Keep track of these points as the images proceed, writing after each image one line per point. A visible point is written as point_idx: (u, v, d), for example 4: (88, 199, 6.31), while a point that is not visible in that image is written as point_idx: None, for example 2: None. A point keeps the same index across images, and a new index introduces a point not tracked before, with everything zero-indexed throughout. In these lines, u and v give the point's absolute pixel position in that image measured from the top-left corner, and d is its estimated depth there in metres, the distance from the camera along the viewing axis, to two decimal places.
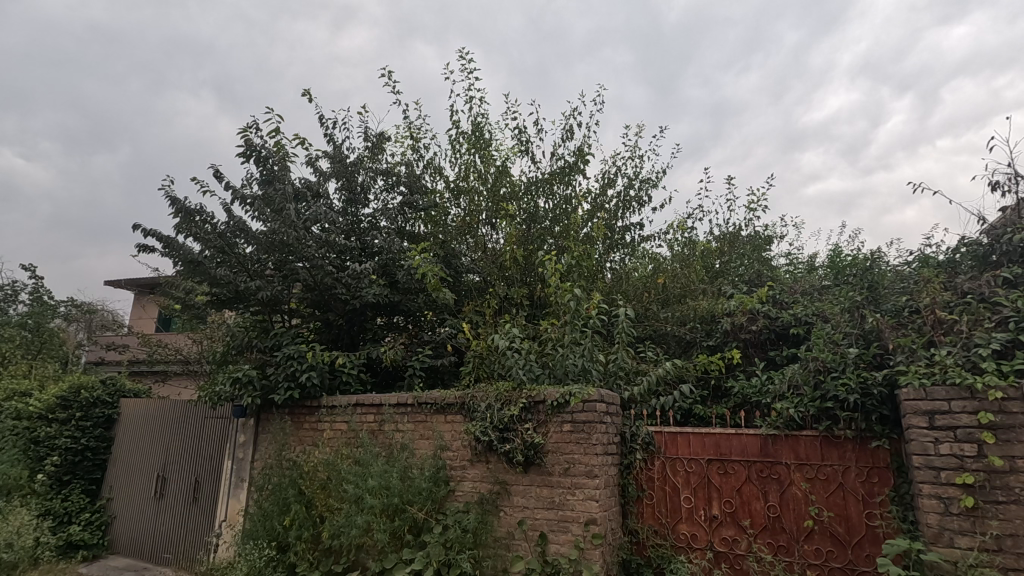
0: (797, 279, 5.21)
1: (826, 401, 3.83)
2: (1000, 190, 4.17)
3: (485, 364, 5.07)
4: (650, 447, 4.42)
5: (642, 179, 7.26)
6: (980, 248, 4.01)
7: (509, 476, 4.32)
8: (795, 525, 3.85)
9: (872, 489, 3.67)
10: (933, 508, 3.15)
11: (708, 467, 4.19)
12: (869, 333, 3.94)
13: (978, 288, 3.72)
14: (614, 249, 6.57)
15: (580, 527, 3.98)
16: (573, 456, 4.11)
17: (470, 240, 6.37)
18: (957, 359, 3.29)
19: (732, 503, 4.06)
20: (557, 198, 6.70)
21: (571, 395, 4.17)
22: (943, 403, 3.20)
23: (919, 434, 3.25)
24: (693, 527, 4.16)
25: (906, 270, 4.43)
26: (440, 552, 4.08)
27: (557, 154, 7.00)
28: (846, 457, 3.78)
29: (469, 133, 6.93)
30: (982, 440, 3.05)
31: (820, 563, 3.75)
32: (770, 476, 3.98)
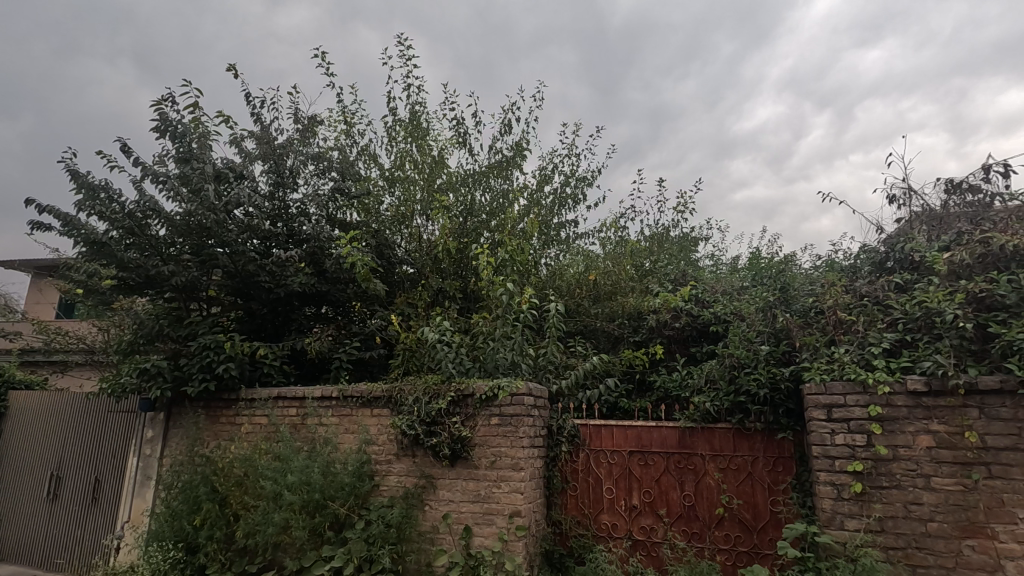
0: (718, 279, 5.46)
1: (739, 395, 4.05)
2: (896, 203, 4.56)
3: (415, 358, 5.00)
4: (575, 440, 4.51)
5: (578, 178, 7.38)
6: (878, 256, 4.38)
7: (435, 470, 4.29)
8: (707, 513, 4.05)
9: (777, 478, 3.92)
10: (827, 494, 3.39)
11: (630, 460, 4.33)
12: (779, 332, 4.17)
13: (873, 292, 4.04)
14: (550, 245, 6.63)
15: (504, 520, 4.02)
16: (499, 450, 4.14)
17: (405, 231, 6.26)
18: (853, 357, 3.58)
19: (651, 494, 4.22)
20: (494, 193, 6.69)
21: (499, 388, 4.19)
22: (839, 397, 3.46)
23: (818, 426, 3.48)
24: (613, 518, 4.30)
25: (814, 274, 4.77)
26: (361, 549, 3.98)
27: (495, 148, 6.99)
28: (755, 448, 4.02)
29: (406, 121, 6.79)
30: (871, 431, 3.33)
31: (728, 548, 3.96)
32: (686, 467, 4.17)
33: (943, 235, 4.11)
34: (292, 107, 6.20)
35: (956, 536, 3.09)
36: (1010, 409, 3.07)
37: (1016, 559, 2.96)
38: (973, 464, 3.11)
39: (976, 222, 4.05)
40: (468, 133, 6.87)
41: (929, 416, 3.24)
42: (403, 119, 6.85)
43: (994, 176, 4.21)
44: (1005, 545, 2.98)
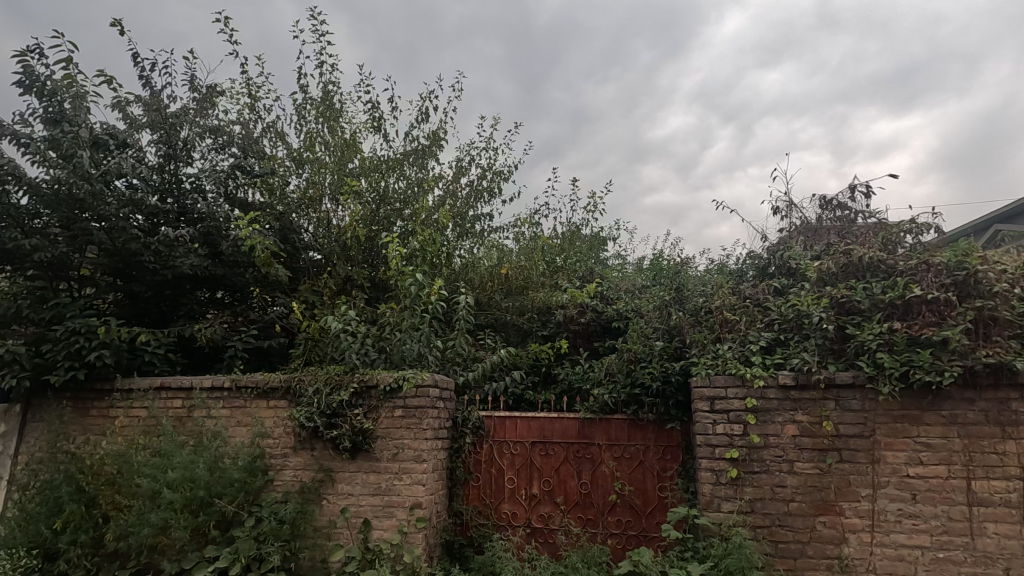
0: (622, 279, 5.65)
1: (634, 387, 4.30)
2: (779, 214, 5.00)
3: (317, 348, 4.81)
4: (480, 431, 4.55)
5: (495, 172, 7.42)
6: (760, 262, 4.80)
7: (335, 463, 4.16)
8: (601, 500, 4.25)
9: (665, 465, 4.19)
10: (707, 479, 3.68)
11: (531, 450, 4.44)
12: (672, 328, 4.48)
13: (755, 295, 4.39)
14: (464, 237, 6.61)
15: (405, 512, 3.99)
16: (402, 442, 4.08)
17: (312, 215, 5.98)
18: (734, 353, 3.89)
19: (550, 482, 4.36)
20: (410, 182, 6.57)
21: (404, 379, 4.13)
22: (722, 389, 3.75)
23: (702, 417, 3.76)
24: (514, 507, 4.40)
25: (706, 276, 5.14)
26: (249, 547, 3.75)
27: (411, 136, 6.85)
28: (647, 438, 4.27)
29: (317, 100, 6.48)
30: (746, 421, 3.65)
31: (620, 532, 4.18)
32: (584, 456, 4.34)
33: (815, 245, 4.59)
34: (188, 73, 5.70)
35: (812, 514, 3.47)
36: (859, 401, 3.50)
37: (857, 531, 3.39)
38: (828, 450, 3.51)
39: (842, 236, 4.54)
40: (383, 118, 6.67)
41: (796, 407, 3.60)
42: (314, 98, 6.52)
43: (858, 195, 4.73)
44: (850, 519, 3.40)
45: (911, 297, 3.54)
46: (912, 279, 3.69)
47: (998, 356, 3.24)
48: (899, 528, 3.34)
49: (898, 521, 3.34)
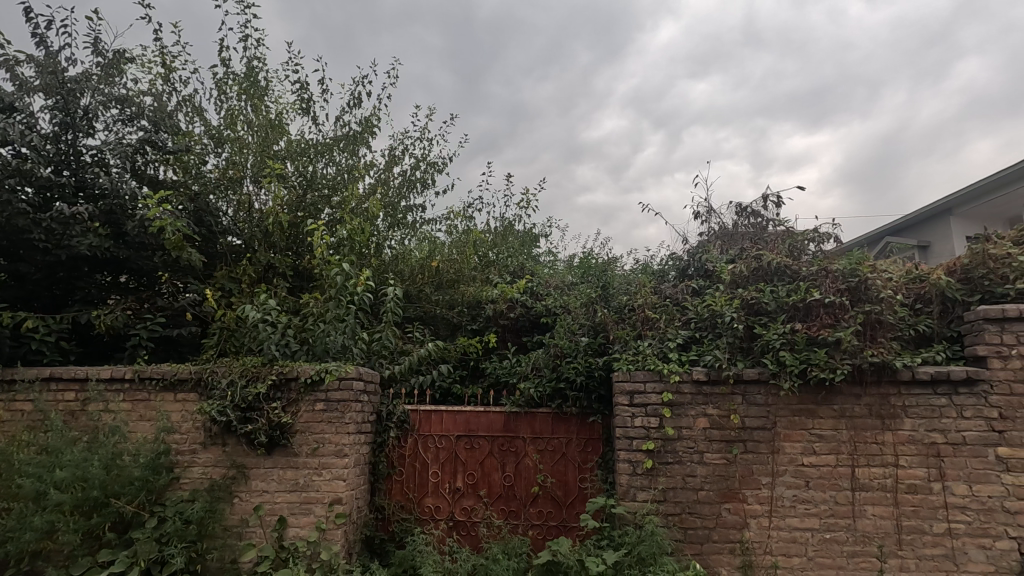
0: (551, 275, 5.76)
1: (559, 382, 4.43)
2: (699, 218, 5.26)
3: (234, 338, 4.57)
4: (404, 425, 4.50)
5: (429, 162, 7.31)
6: (681, 263, 5.05)
7: (249, 459, 3.97)
8: (524, 492, 4.32)
9: (586, 457, 4.33)
10: (624, 470, 3.83)
11: (456, 444, 4.44)
12: (598, 325, 4.63)
13: (675, 294, 4.61)
14: (395, 227, 6.48)
15: (323, 508, 3.87)
16: (322, 436, 3.96)
17: (232, 198, 5.63)
18: (654, 350, 4.07)
19: (474, 476, 4.38)
20: (339, 168, 6.35)
21: (327, 372, 4.00)
22: (641, 384, 3.91)
23: (622, 410, 3.90)
24: (437, 500, 4.38)
25: (631, 275, 5.32)
26: (149, 550, 3.50)
27: (342, 121, 6.62)
28: (570, 431, 4.38)
29: (240, 76, 6.11)
30: (662, 414, 3.83)
31: (541, 523, 4.27)
32: (509, 449, 4.40)
33: (730, 249, 4.87)
34: (91, 35, 5.19)
35: (718, 501, 3.70)
36: (763, 396, 3.77)
37: (757, 516, 3.65)
38: (734, 441, 3.75)
39: (754, 241, 4.86)
40: (312, 100, 6.40)
41: (707, 401, 3.83)
42: (236, 73, 6.15)
43: (770, 204, 5.06)
44: (751, 506, 3.66)
45: (811, 300, 3.85)
46: (813, 285, 4.01)
47: (881, 356, 3.59)
48: (794, 512, 3.63)
49: (792, 506, 3.63)
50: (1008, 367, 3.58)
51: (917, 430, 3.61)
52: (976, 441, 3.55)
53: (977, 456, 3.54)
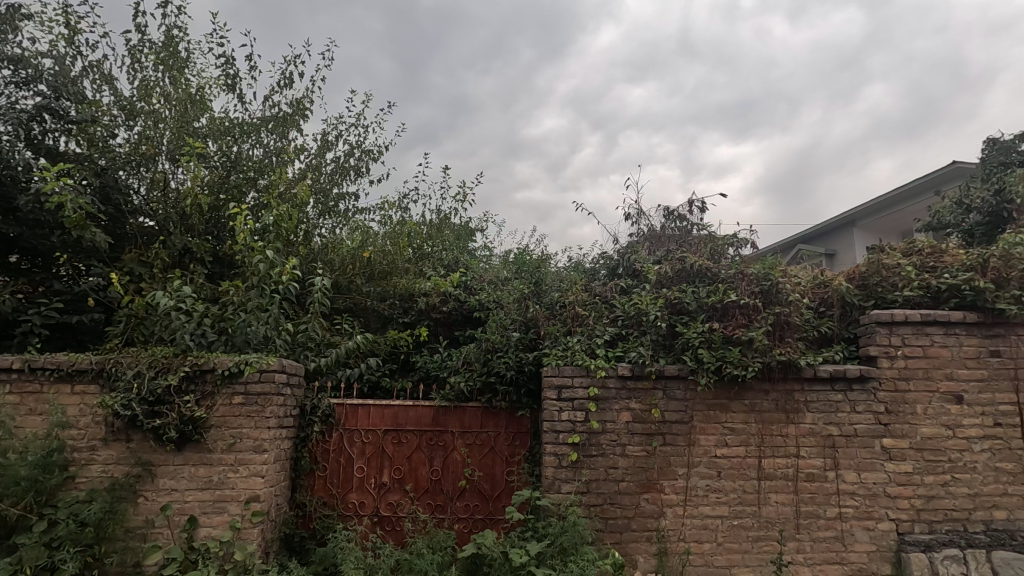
0: (485, 270, 5.77)
1: (490, 376, 4.47)
2: (630, 220, 5.44)
3: (143, 326, 4.26)
4: (329, 420, 4.36)
5: (364, 150, 7.11)
6: (611, 262, 5.20)
7: (157, 456, 3.71)
8: (451, 486, 4.32)
9: (513, 450, 4.38)
10: (550, 463, 3.91)
11: (383, 438, 4.36)
12: (529, 320, 4.69)
13: (604, 293, 4.74)
14: (326, 215, 6.26)
15: (238, 506, 3.69)
16: (240, 431, 3.77)
17: (145, 175, 5.20)
18: (582, 346, 4.18)
19: (400, 470, 4.33)
20: (266, 151, 6.06)
21: (246, 363, 3.81)
22: (569, 379, 4.00)
23: (549, 404, 3.98)
24: (361, 496, 4.29)
25: (563, 272, 5.42)
26: (38, 556, 3.20)
27: (271, 101, 6.30)
28: (498, 425, 4.42)
29: (157, 45, 5.68)
30: (588, 409, 3.94)
31: (467, 516, 4.29)
32: (437, 443, 4.37)
33: (657, 250, 5.08)
34: None
35: (638, 492, 3.86)
36: (682, 391, 3.96)
37: (673, 505, 3.84)
38: (654, 434, 3.92)
39: (679, 244, 5.08)
40: (238, 76, 6.04)
41: (630, 396, 3.98)
42: (153, 42, 5.70)
43: (694, 209, 5.30)
44: (668, 495, 3.85)
45: (728, 301, 4.08)
46: (730, 286, 4.26)
47: (788, 354, 3.87)
48: (706, 500, 3.85)
49: (705, 495, 3.85)
50: (895, 366, 3.96)
51: (817, 424, 3.92)
52: (865, 433, 3.90)
53: (866, 447, 3.89)
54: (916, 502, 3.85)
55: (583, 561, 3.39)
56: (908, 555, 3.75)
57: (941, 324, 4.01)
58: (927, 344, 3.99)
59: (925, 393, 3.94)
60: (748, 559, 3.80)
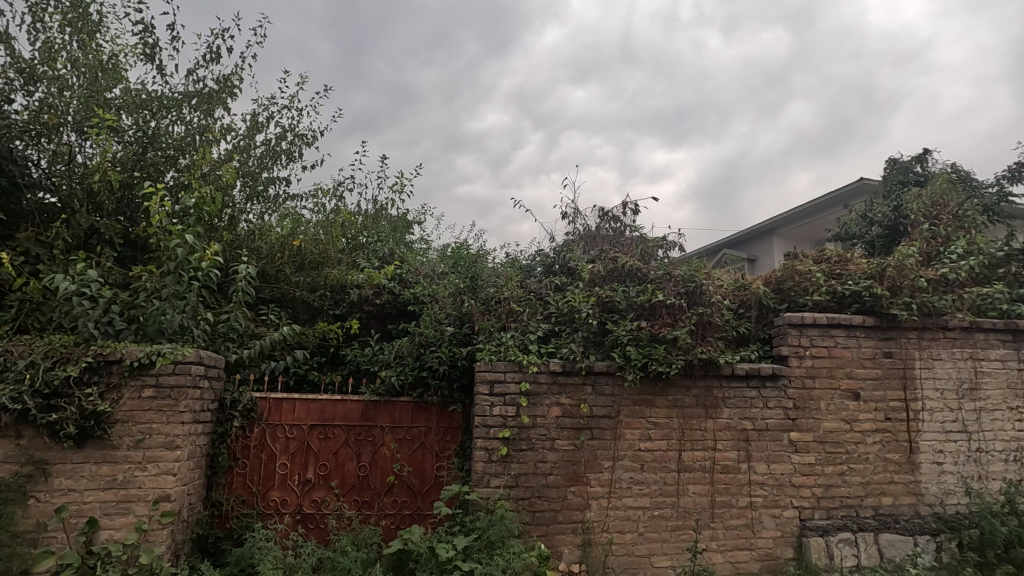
0: (421, 263, 5.69)
1: (422, 370, 4.43)
2: (566, 219, 5.53)
3: (39, 312, 3.88)
4: (251, 414, 4.16)
5: (297, 133, 6.81)
6: (547, 260, 5.27)
7: (51, 455, 3.39)
8: (378, 482, 4.24)
9: (444, 445, 4.36)
10: (480, 458, 3.92)
11: (309, 433, 4.22)
12: (464, 315, 4.68)
13: (539, 290, 4.80)
14: (253, 201, 5.93)
15: (146, 506, 3.46)
16: (149, 427, 3.53)
17: (46, 146, 4.70)
18: (515, 341, 4.21)
19: (326, 466, 4.20)
20: (188, 129, 5.68)
21: (158, 354, 3.56)
22: (501, 374, 4.03)
23: (481, 399, 3.99)
24: (283, 493, 4.13)
25: (499, 267, 5.44)
26: None
27: (195, 76, 5.90)
28: (430, 420, 4.38)
29: (64, 5, 5.17)
30: (519, 403, 3.99)
31: (394, 512, 4.22)
32: (365, 439, 4.28)
33: (592, 250, 5.20)
34: None
35: (565, 485, 3.95)
36: (610, 387, 4.09)
37: (598, 498, 3.96)
38: (582, 429, 4.02)
39: (612, 244, 5.23)
40: (158, 46, 5.62)
41: (561, 391, 4.05)
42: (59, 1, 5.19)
43: (628, 211, 5.46)
44: (593, 488, 3.96)
45: (656, 301, 4.25)
46: (658, 287, 4.43)
47: (709, 353, 4.08)
48: (629, 492, 3.99)
49: (628, 487, 3.99)
50: (803, 365, 4.27)
51: (733, 418, 4.15)
52: (775, 427, 4.18)
53: (775, 440, 4.17)
54: (817, 491, 4.16)
55: (509, 554, 3.43)
56: (808, 540, 4.06)
57: (844, 326, 4.35)
58: (831, 345, 4.33)
59: (828, 390, 4.27)
60: (666, 547, 3.97)
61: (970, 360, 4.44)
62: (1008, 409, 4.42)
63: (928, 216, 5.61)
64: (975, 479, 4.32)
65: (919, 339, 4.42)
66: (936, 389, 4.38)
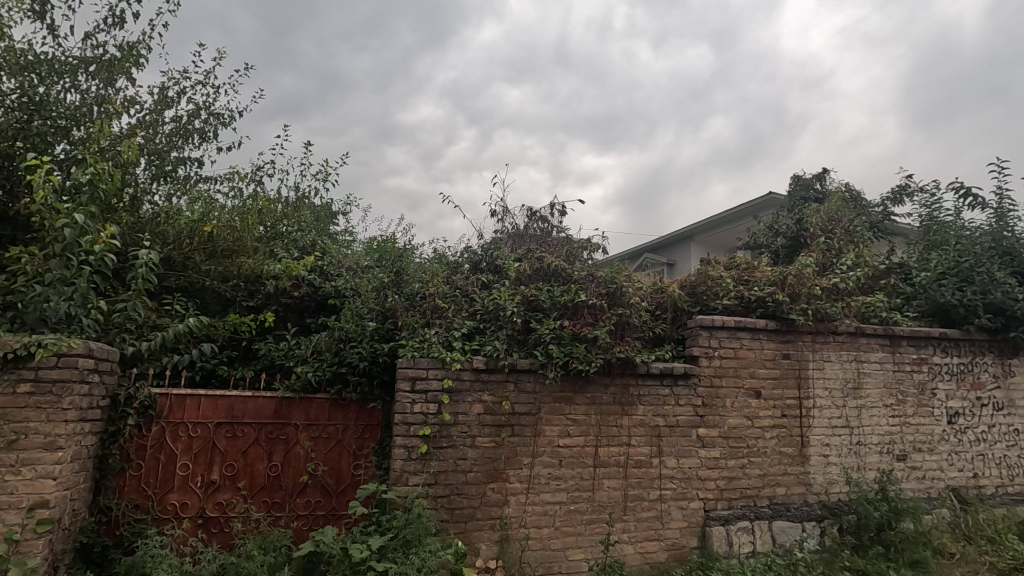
0: (344, 255, 5.50)
1: (340, 366, 4.29)
2: (495, 216, 5.55)
3: None
4: (148, 412, 3.84)
5: (212, 112, 6.36)
6: (474, 257, 5.26)
7: None
8: (291, 482, 4.06)
9: (362, 443, 4.24)
10: (399, 456, 3.85)
11: (215, 432, 3.96)
12: (387, 310, 4.57)
13: (465, 287, 4.77)
14: (159, 181, 5.43)
15: (18, 514, 3.09)
16: (25, 426, 3.16)
17: None
18: (439, 338, 4.18)
19: (234, 467, 3.97)
20: (83, 99, 5.14)
21: (38, 346, 3.17)
22: (424, 371, 3.97)
23: (402, 396, 3.92)
24: (184, 496, 3.86)
25: (426, 262, 5.36)
26: None
27: (93, 40, 5.36)
28: (347, 417, 4.25)
29: None
30: (441, 401, 3.95)
31: (307, 513, 4.06)
32: (278, 437, 4.08)
33: (519, 249, 5.25)
34: None
35: (484, 482, 3.96)
36: (532, 384, 4.14)
37: (516, 494, 4.01)
38: (503, 425, 4.05)
39: (539, 244, 5.30)
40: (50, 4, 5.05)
41: (484, 388, 4.06)
42: None
43: (555, 212, 5.55)
44: (512, 484, 4.00)
45: (578, 301, 4.35)
46: (581, 287, 4.55)
47: (626, 352, 4.24)
48: (548, 488, 4.07)
49: (546, 482, 4.07)
50: (711, 365, 4.53)
51: (647, 415, 4.34)
52: (685, 423, 4.41)
53: (684, 435, 4.40)
54: (721, 483, 4.44)
55: (425, 553, 3.39)
56: (711, 529, 4.32)
57: (749, 329, 4.66)
58: (737, 346, 4.62)
59: (733, 388, 4.56)
60: (581, 541, 4.09)
61: (854, 361, 4.91)
62: (884, 406, 4.92)
63: (825, 229, 6.12)
64: (855, 469, 4.77)
65: (813, 342, 4.82)
66: (825, 388, 4.79)
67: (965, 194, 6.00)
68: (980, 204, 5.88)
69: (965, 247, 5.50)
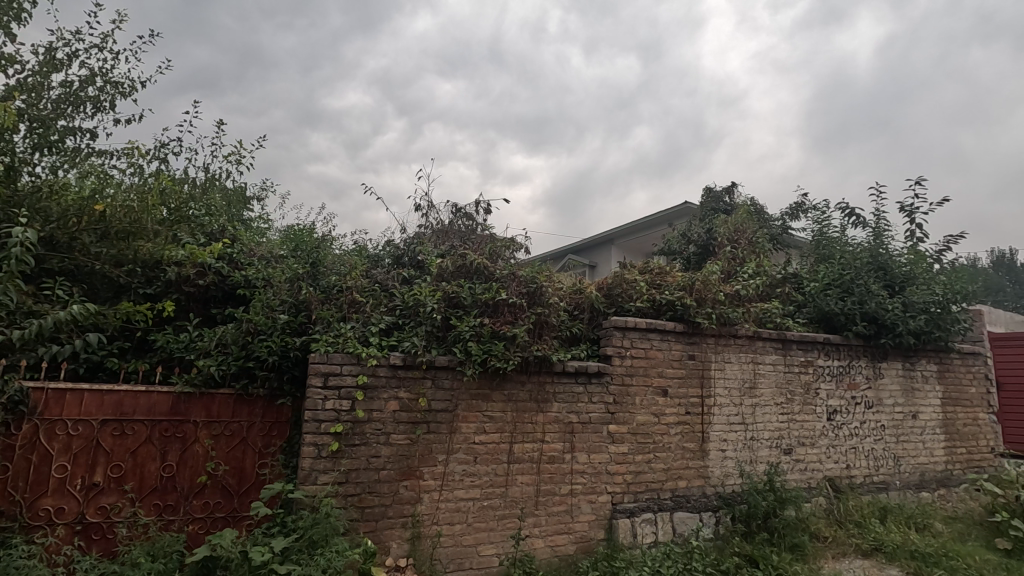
0: (256, 243, 5.21)
1: (247, 360, 4.06)
2: (420, 211, 5.49)
3: None
4: (19, 408, 3.43)
5: (110, 80, 5.83)
6: (396, 251, 5.18)
7: None
8: (187, 483, 3.80)
9: (268, 441, 4.06)
10: (308, 454, 3.71)
11: (100, 430, 3.63)
12: (300, 303, 4.37)
13: (385, 281, 4.69)
14: (42, 152, 4.90)
15: None
16: None
17: None
18: (355, 333, 4.07)
19: (121, 467, 3.65)
20: None
21: None
22: (337, 366, 3.85)
23: (313, 392, 3.77)
24: (59, 501, 3.50)
25: (346, 254, 5.21)
26: None
27: None
28: (253, 414, 4.05)
29: None
30: (355, 397, 3.85)
31: (204, 516, 3.82)
32: (173, 435, 3.81)
33: (442, 245, 5.23)
34: None
35: (397, 479, 3.91)
36: (450, 381, 4.14)
37: (429, 491, 3.98)
38: (418, 422, 4.01)
39: (463, 240, 5.30)
40: None
41: (400, 385, 4.01)
42: None
43: (480, 210, 5.57)
44: (426, 481, 3.98)
45: (499, 300, 4.40)
46: (502, 285, 4.58)
47: (543, 351, 4.34)
48: (461, 485, 4.08)
49: (460, 479, 4.08)
50: (623, 364, 4.73)
51: (561, 412, 4.46)
52: (597, 420, 4.58)
53: (596, 432, 4.57)
54: (628, 477, 4.65)
55: (330, 553, 3.30)
56: (617, 522, 4.52)
57: (659, 331, 4.92)
58: (647, 346, 4.86)
59: (642, 387, 4.79)
60: (492, 536, 4.13)
61: (751, 362, 5.31)
62: (775, 404, 5.36)
63: (731, 240, 6.58)
64: (747, 462, 5.17)
65: (715, 344, 5.17)
66: (725, 387, 5.15)
67: (850, 214, 6.66)
68: (862, 223, 6.56)
69: (848, 262, 6.12)
